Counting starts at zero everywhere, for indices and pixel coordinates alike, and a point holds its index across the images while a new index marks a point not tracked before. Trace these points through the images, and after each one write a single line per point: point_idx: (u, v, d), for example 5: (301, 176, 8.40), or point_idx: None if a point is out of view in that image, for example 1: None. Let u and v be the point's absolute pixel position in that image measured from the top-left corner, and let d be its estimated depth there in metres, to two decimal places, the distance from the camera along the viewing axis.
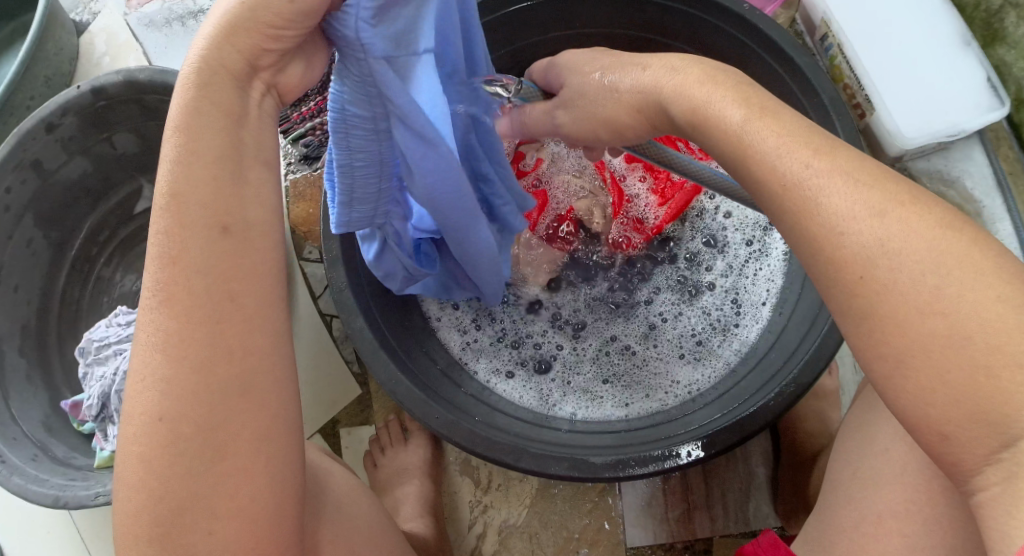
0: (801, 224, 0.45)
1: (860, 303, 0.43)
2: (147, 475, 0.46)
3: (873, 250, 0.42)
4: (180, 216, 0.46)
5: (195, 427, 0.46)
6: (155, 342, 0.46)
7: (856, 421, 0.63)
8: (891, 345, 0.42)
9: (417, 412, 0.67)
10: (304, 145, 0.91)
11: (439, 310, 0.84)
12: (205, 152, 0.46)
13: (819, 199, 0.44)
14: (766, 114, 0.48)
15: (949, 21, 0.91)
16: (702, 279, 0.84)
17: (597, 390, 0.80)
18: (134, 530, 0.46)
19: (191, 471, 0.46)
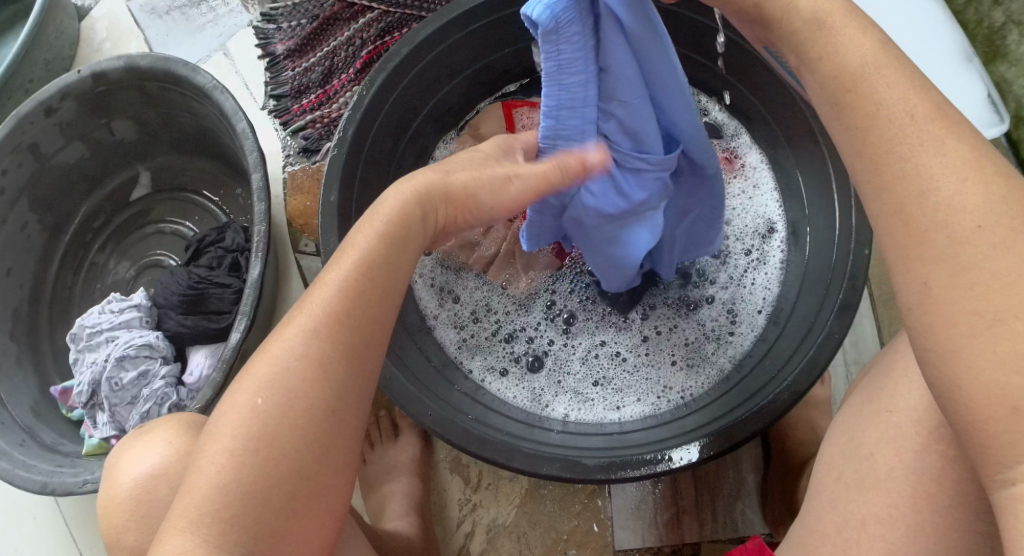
0: (919, 161, 0.45)
1: (965, 253, 0.43)
2: (261, 450, 0.50)
3: (992, 208, 0.43)
4: (367, 275, 0.54)
5: (318, 428, 0.51)
6: (315, 329, 0.52)
7: (842, 428, 0.61)
8: (993, 302, 0.41)
9: (410, 408, 0.67)
10: (303, 138, 0.90)
11: (436, 308, 0.84)
12: (398, 233, 0.55)
13: (945, 140, 0.45)
14: (891, 60, 0.48)
15: (951, 38, 0.92)
16: (703, 292, 0.83)
17: (589, 391, 0.80)
18: (220, 501, 0.49)
19: (305, 461, 0.51)
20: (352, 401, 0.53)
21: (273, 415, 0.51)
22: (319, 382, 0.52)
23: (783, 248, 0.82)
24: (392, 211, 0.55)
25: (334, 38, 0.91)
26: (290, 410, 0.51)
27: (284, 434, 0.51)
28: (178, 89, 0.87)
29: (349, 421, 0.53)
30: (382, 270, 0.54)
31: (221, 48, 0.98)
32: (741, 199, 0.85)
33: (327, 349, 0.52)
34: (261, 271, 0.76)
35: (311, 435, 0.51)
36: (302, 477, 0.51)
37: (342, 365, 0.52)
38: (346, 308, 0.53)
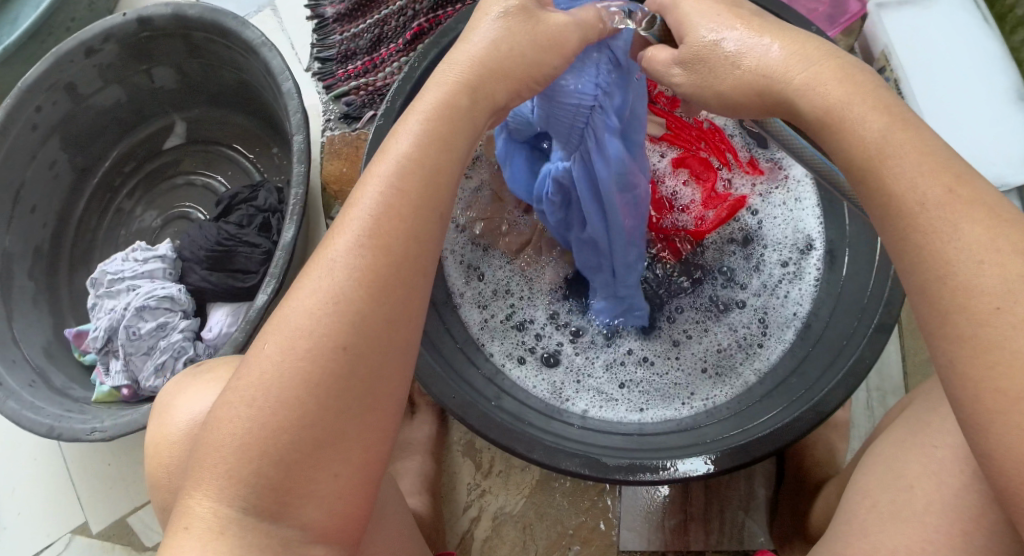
0: (934, 248, 0.43)
1: (981, 334, 0.41)
2: (300, 399, 0.46)
3: (1008, 288, 0.40)
4: (401, 210, 0.48)
5: (326, 369, 0.46)
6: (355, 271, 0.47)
7: (878, 457, 0.60)
8: (1013, 383, 0.40)
9: (433, 387, 0.67)
10: (346, 104, 0.89)
11: (463, 286, 0.83)
12: (433, 140, 0.50)
13: (957, 223, 0.43)
14: (907, 128, 0.46)
15: (1007, 72, 0.91)
16: (734, 295, 0.82)
17: (613, 392, 0.79)
18: (254, 443, 0.46)
19: (311, 407, 0.46)
20: (367, 337, 0.47)
21: (308, 360, 0.46)
22: (334, 316, 0.47)
23: (820, 263, 0.80)
24: (429, 111, 0.50)
25: (386, 7, 0.90)
26: (290, 353, 0.46)
27: (287, 377, 0.46)
28: (224, 42, 0.85)
29: (371, 358, 0.47)
30: (414, 183, 0.49)
31: (268, 5, 0.96)
32: (783, 210, 0.84)
33: (339, 278, 0.47)
34: (294, 233, 0.75)
35: (315, 378, 0.46)
36: (320, 424, 0.46)
37: (360, 297, 0.47)
38: (367, 230, 0.48)
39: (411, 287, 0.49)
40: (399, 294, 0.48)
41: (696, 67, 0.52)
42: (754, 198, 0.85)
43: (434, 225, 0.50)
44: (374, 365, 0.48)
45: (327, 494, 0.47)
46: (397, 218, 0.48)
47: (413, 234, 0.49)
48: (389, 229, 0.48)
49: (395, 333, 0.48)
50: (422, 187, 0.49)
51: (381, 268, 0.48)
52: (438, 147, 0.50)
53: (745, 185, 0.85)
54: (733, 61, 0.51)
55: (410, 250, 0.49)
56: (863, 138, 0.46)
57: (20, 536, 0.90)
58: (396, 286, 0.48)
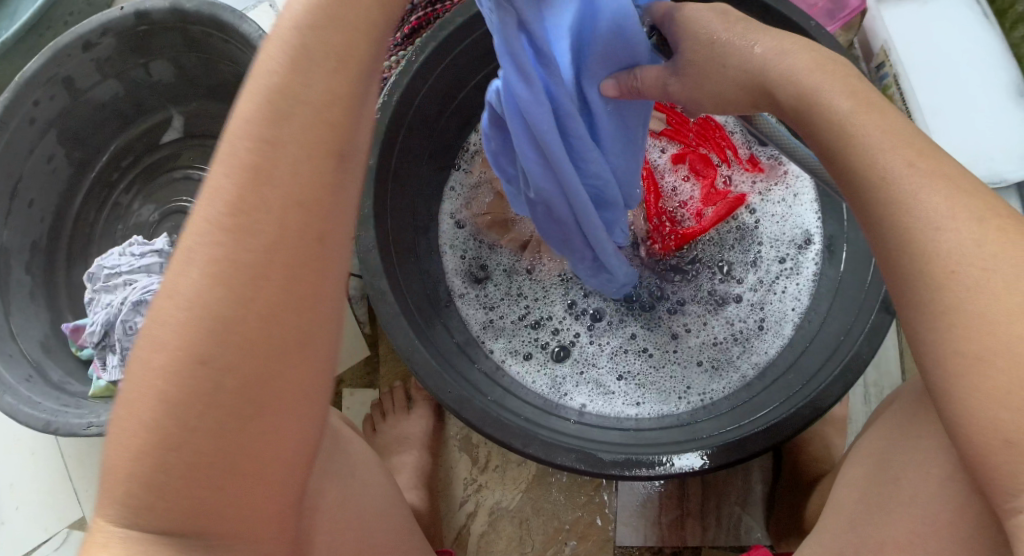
0: (911, 228, 0.42)
1: (942, 297, 0.41)
2: (181, 404, 0.38)
3: (969, 251, 0.41)
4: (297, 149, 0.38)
5: (191, 388, 0.37)
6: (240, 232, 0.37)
7: (870, 450, 0.60)
8: (969, 344, 0.40)
9: (428, 381, 0.67)
10: None
11: (465, 287, 0.83)
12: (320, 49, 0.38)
13: (918, 193, 0.42)
14: (872, 110, 0.46)
15: (1006, 68, 0.91)
16: (730, 289, 0.82)
17: (612, 385, 0.79)
18: (136, 461, 0.38)
19: (184, 435, 0.38)
20: (238, 345, 0.38)
21: (188, 359, 0.37)
22: (209, 304, 0.37)
23: (818, 260, 0.80)
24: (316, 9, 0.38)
25: None
26: (151, 366, 0.38)
27: (166, 383, 0.37)
28: (221, 35, 0.86)
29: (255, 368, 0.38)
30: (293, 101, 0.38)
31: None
32: (782, 207, 0.83)
33: (195, 269, 0.37)
34: None
35: (178, 395, 0.37)
36: (211, 432, 0.38)
37: (246, 273, 0.37)
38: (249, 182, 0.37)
39: (307, 264, 0.38)
40: (278, 282, 0.38)
41: (688, 72, 0.55)
42: (754, 196, 0.84)
43: (332, 169, 0.39)
44: (256, 377, 0.38)
45: (221, 528, 0.40)
46: (267, 179, 0.37)
47: (294, 194, 0.38)
48: (257, 194, 0.37)
49: (286, 317, 0.39)
50: (310, 126, 0.38)
51: (246, 252, 0.37)
52: (327, 64, 0.38)
53: (745, 182, 0.85)
54: (721, 60, 0.53)
55: (289, 216, 0.38)
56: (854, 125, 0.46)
57: (19, 531, 0.90)
58: (270, 269, 0.37)
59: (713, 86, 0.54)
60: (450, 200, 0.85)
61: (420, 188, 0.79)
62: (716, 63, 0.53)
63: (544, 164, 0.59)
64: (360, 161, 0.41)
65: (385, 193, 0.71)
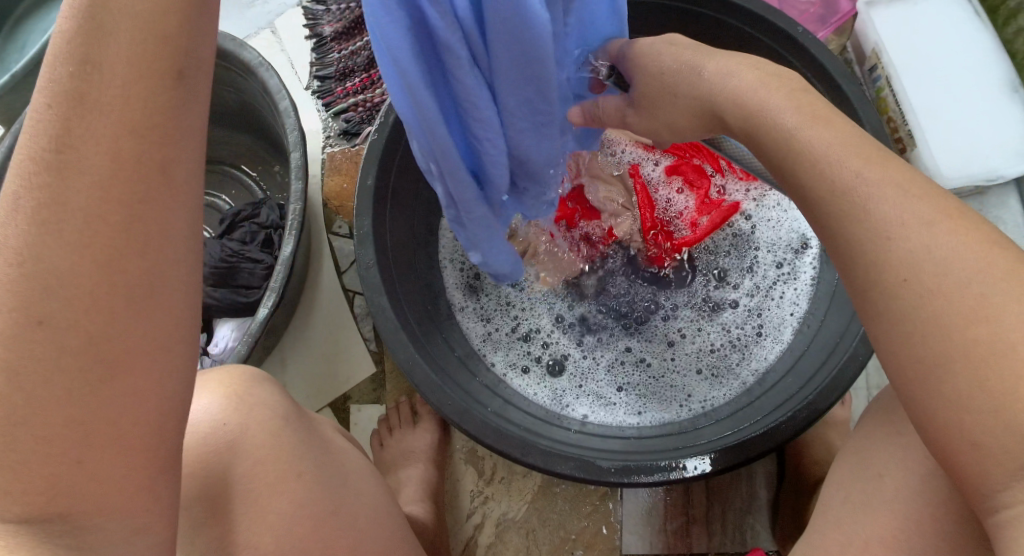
0: (876, 241, 0.44)
1: (896, 306, 0.43)
2: (26, 375, 0.34)
3: (917, 254, 0.42)
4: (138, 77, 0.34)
5: (41, 356, 0.34)
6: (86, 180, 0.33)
7: (855, 447, 0.61)
8: (927, 347, 0.42)
9: (428, 394, 0.68)
10: (345, 121, 0.90)
11: (463, 300, 0.84)
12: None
13: (867, 205, 0.44)
14: (833, 122, 0.48)
15: (999, 64, 0.90)
16: (726, 295, 0.83)
17: (612, 395, 0.80)
18: None
19: (48, 410, 0.35)
20: (85, 306, 0.34)
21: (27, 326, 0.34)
22: (52, 259, 0.33)
23: (815, 264, 0.81)
24: None
25: None
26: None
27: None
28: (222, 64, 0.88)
29: (113, 323, 0.35)
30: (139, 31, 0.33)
31: (269, 25, 0.96)
32: (777, 213, 0.84)
33: (28, 232, 0.33)
34: (293, 249, 0.76)
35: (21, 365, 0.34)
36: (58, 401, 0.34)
37: (103, 231, 0.34)
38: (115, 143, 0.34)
39: (148, 199, 0.35)
40: (119, 224, 0.34)
41: (643, 106, 0.60)
42: (748, 204, 0.85)
43: (169, 89, 0.35)
44: (101, 334, 0.35)
45: (85, 506, 0.36)
46: (93, 112, 0.33)
47: (127, 120, 0.34)
48: (95, 130, 0.33)
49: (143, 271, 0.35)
50: (135, 43, 0.33)
51: (79, 200, 0.33)
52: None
53: (739, 190, 0.86)
54: (670, 92, 0.57)
55: (123, 148, 0.34)
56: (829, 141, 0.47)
57: None
58: (111, 213, 0.34)
59: (667, 117, 0.59)
60: None
61: (420, 206, 0.80)
62: (667, 94, 0.57)
63: (405, 101, 0.51)
64: (205, 78, 0.37)
65: (383, 211, 0.73)
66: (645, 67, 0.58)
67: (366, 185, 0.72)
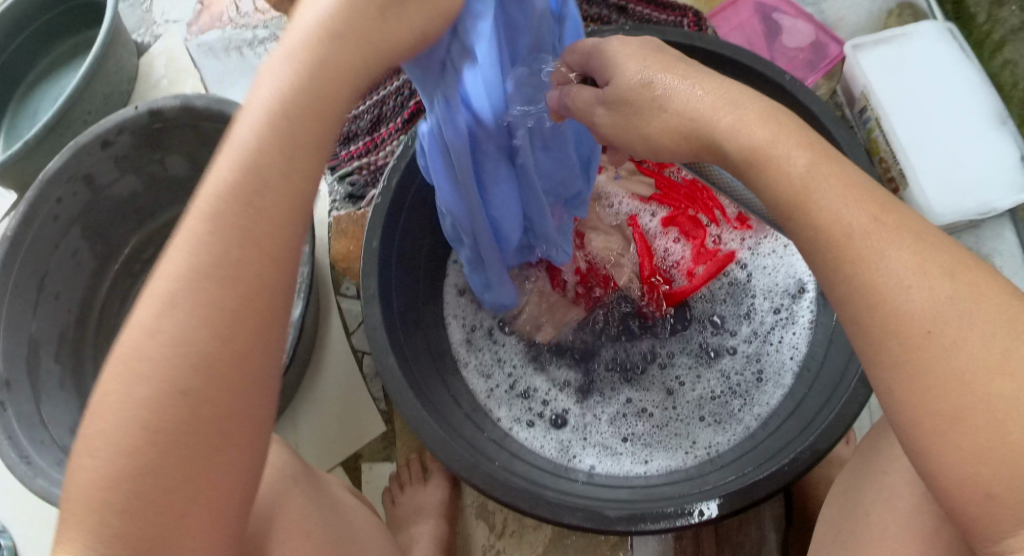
0: (879, 303, 0.46)
1: (918, 357, 0.45)
2: (155, 442, 0.44)
3: (939, 308, 0.45)
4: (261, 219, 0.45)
5: (172, 429, 0.44)
6: (213, 297, 0.44)
7: (840, 491, 0.65)
8: (944, 402, 0.44)
9: (438, 449, 0.69)
10: (350, 184, 0.93)
11: (467, 355, 0.85)
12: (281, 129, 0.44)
13: (885, 251, 0.46)
14: (826, 176, 0.49)
15: (985, 98, 0.89)
16: (724, 342, 0.84)
17: (617, 446, 0.80)
18: (109, 493, 0.44)
19: (159, 457, 0.44)
20: (207, 392, 0.44)
21: (155, 401, 0.44)
22: (182, 350, 0.44)
23: (812, 307, 0.82)
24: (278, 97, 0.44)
25: (384, 87, 0.93)
26: (121, 401, 0.44)
27: (134, 421, 0.44)
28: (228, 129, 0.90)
29: (200, 406, 0.44)
30: (267, 184, 0.45)
31: None
32: (772, 259, 0.86)
33: (172, 334, 0.44)
34: (303, 311, 0.78)
35: (152, 431, 0.44)
36: (167, 462, 0.44)
37: (217, 334, 0.44)
38: (215, 260, 0.44)
39: None
40: (230, 323, 0.45)
41: (621, 109, 0.54)
42: (744, 252, 0.87)
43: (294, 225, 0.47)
44: (219, 414, 0.45)
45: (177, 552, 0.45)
46: (234, 242, 0.45)
47: (257, 248, 0.45)
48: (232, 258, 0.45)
49: (247, 366, 0.45)
50: (271, 193, 0.45)
51: (210, 309, 0.44)
52: (281, 136, 0.45)
53: (734, 239, 0.88)
54: (658, 103, 0.53)
55: (252, 270, 0.45)
56: (827, 210, 0.48)
57: None
58: (236, 312, 0.45)
59: (650, 131, 0.54)
60: (454, 272, 0.88)
61: (424, 265, 0.82)
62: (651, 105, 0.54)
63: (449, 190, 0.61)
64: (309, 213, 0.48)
65: (388, 275, 0.74)
66: (628, 72, 0.54)
67: (378, 249, 0.74)
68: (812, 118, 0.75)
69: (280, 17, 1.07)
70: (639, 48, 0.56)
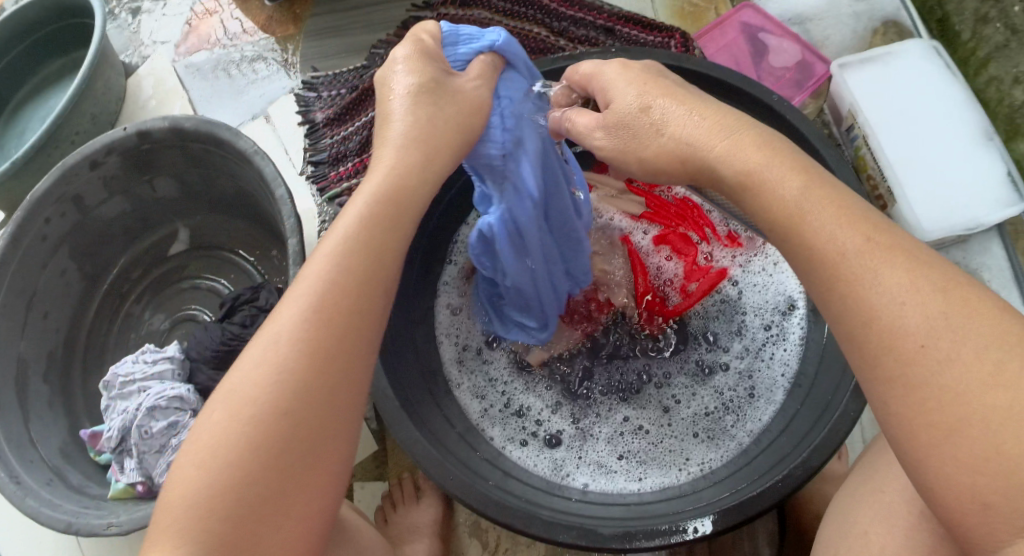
0: (869, 322, 0.46)
1: (914, 371, 0.44)
2: (256, 460, 0.50)
3: (933, 325, 0.44)
4: (363, 286, 0.54)
5: (274, 450, 0.50)
6: (315, 339, 0.52)
7: (838, 508, 0.65)
8: (939, 414, 0.43)
9: (432, 470, 0.69)
10: (340, 205, 0.91)
11: (459, 376, 0.85)
12: (382, 216, 0.55)
13: (878, 270, 0.46)
14: (816, 201, 0.49)
15: (972, 115, 0.90)
16: (717, 360, 0.85)
17: (612, 464, 0.80)
18: (205, 505, 0.49)
19: (263, 476, 0.50)
20: (302, 421, 0.51)
21: (259, 421, 0.50)
22: (284, 381, 0.51)
23: (802, 323, 0.82)
24: (379, 189, 0.56)
25: (369, 111, 0.93)
26: (230, 427, 0.50)
27: (236, 441, 0.50)
28: (218, 150, 0.90)
29: (300, 427, 0.51)
30: (362, 258, 0.54)
31: (261, 113, 1.04)
32: (764, 276, 0.87)
33: (278, 367, 0.51)
34: None
35: (255, 450, 0.50)
36: (261, 481, 0.50)
37: (315, 371, 0.51)
38: (314, 307, 0.52)
39: None
40: (329, 363, 0.52)
41: (620, 132, 0.56)
42: (735, 269, 0.88)
43: (382, 295, 0.55)
44: (314, 441, 0.51)
45: None
46: (339, 296, 0.53)
47: (356, 304, 0.53)
48: (334, 311, 0.53)
49: (336, 403, 0.52)
50: (372, 262, 0.54)
51: (313, 348, 0.52)
52: (382, 222, 0.55)
53: (725, 256, 0.88)
54: (657, 128, 0.54)
55: (352, 322, 0.53)
56: (815, 240, 0.48)
57: None
58: (333, 357, 0.52)
59: (647, 154, 0.55)
60: (445, 294, 0.89)
61: (413, 286, 0.83)
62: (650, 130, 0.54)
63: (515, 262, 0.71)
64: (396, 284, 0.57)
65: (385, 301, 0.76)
66: (629, 99, 0.56)
67: None
68: (799, 135, 0.76)
69: (267, 37, 1.08)
70: (638, 74, 0.58)
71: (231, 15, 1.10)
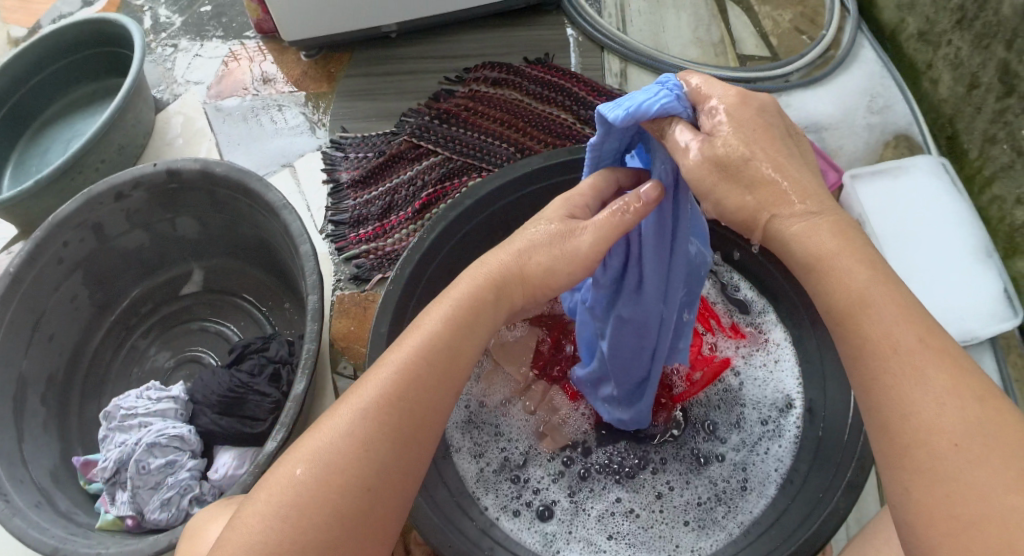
0: (900, 420, 0.48)
1: (942, 465, 0.46)
2: (299, 530, 0.51)
3: (970, 426, 0.46)
4: (419, 378, 0.56)
5: (317, 522, 0.51)
6: (374, 424, 0.54)
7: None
8: (963, 506, 0.45)
9: (430, 535, 0.71)
10: (356, 266, 0.95)
11: (460, 439, 0.87)
12: (452, 321, 0.58)
13: (925, 368, 0.48)
14: (866, 304, 0.50)
15: (975, 232, 0.94)
16: (714, 449, 0.86)
17: (601, 543, 0.81)
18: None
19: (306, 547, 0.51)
20: (353, 494, 0.52)
21: (310, 491, 0.52)
22: (339, 456, 0.53)
23: (798, 424, 0.85)
24: (461, 296, 0.59)
25: (397, 175, 1.00)
26: (278, 499, 0.52)
27: (286, 512, 0.51)
28: (245, 199, 0.92)
29: (356, 501, 0.52)
30: (429, 356, 0.56)
31: (288, 164, 1.05)
32: (767, 370, 0.89)
33: (337, 442, 0.53)
34: (305, 386, 0.78)
35: (303, 520, 0.51)
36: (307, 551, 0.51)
37: (366, 451, 0.53)
38: (380, 396, 0.54)
39: None
40: (387, 447, 0.54)
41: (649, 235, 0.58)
42: (738, 359, 0.91)
43: (446, 393, 0.57)
44: (360, 517, 0.52)
45: None
46: (408, 388, 0.55)
47: (418, 396, 0.55)
48: (396, 398, 0.55)
49: (384, 489, 0.53)
50: (439, 357, 0.57)
51: (374, 431, 0.54)
52: (457, 329, 0.58)
53: (729, 346, 0.92)
54: None
55: (416, 415, 0.55)
56: (869, 335, 0.50)
57: None
58: (388, 440, 0.54)
59: None
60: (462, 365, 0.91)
61: None
62: None
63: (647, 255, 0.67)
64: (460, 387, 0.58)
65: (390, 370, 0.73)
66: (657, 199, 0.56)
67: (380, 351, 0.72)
68: None
69: (298, 91, 1.11)
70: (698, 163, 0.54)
71: (261, 67, 1.14)
